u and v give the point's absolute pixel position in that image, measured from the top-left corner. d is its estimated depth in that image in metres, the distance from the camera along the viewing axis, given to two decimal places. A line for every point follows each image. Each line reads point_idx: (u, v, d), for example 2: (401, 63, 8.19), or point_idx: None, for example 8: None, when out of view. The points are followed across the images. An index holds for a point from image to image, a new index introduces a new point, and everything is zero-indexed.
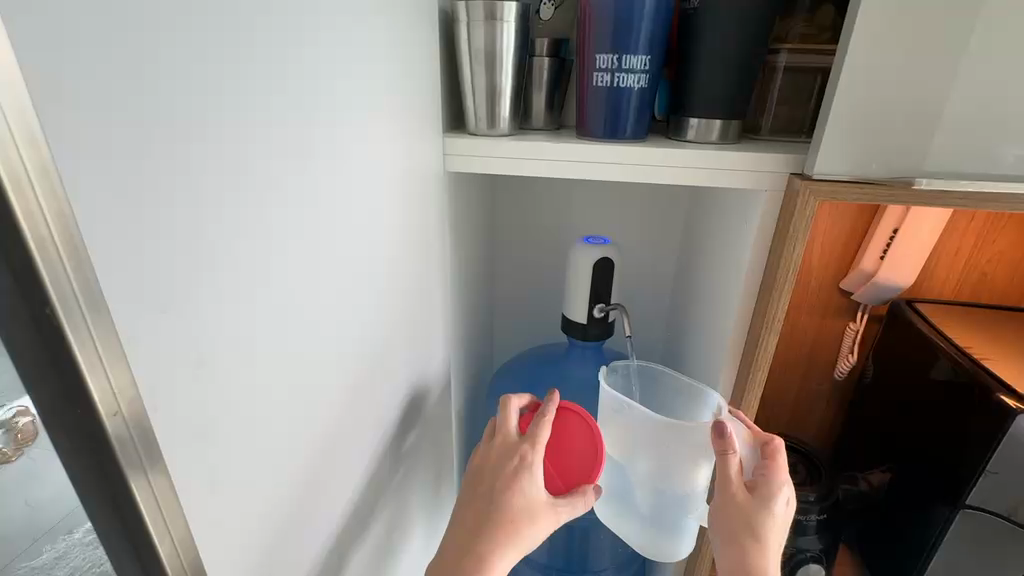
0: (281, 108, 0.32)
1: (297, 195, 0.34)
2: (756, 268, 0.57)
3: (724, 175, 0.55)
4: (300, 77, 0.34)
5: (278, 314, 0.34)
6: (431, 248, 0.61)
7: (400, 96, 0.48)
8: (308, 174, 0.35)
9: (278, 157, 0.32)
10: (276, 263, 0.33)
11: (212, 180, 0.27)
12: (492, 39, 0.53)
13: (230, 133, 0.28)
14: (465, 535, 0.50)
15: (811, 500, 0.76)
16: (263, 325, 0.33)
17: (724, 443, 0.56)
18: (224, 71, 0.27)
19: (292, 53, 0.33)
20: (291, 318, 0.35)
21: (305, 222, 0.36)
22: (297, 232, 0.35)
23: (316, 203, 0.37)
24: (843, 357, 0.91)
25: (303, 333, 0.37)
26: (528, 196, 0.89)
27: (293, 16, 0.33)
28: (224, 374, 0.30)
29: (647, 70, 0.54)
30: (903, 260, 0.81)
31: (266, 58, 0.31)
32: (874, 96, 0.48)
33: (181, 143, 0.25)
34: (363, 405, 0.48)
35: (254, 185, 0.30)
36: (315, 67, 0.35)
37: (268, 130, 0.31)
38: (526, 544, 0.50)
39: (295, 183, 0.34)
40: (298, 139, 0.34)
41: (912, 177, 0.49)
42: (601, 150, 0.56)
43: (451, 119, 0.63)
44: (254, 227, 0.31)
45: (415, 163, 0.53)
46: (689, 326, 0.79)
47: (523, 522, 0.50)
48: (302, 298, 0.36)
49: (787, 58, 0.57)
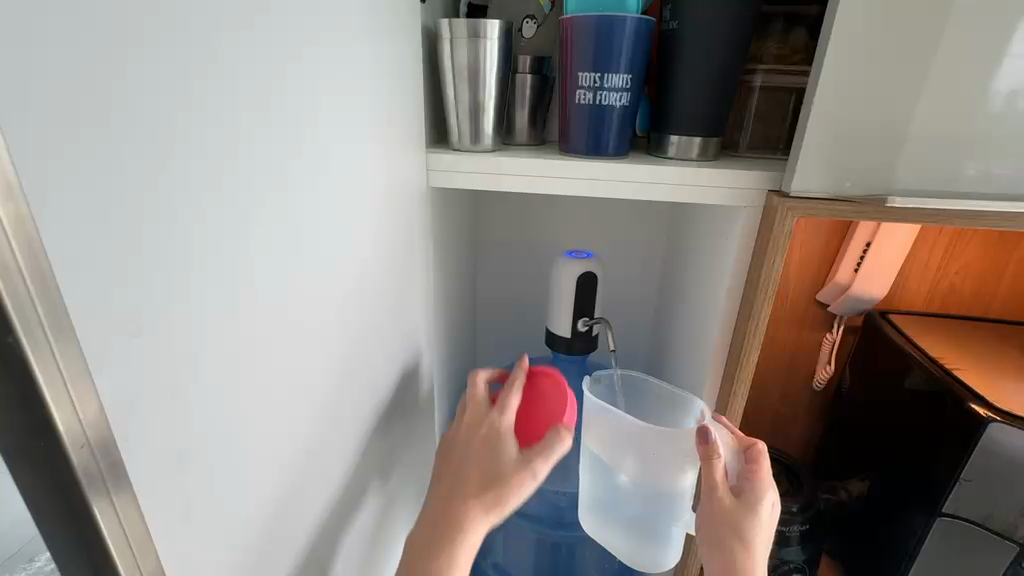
0: (253, 124, 0.31)
1: (270, 211, 0.33)
2: (737, 281, 0.58)
3: (705, 192, 0.56)
4: (276, 92, 0.33)
5: (251, 335, 0.33)
6: (413, 263, 0.60)
7: (382, 110, 0.48)
8: (280, 189, 0.34)
9: (251, 173, 0.31)
10: (248, 280, 0.32)
11: (189, 196, 0.27)
12: (475, 55, 0.53)
13: (206, 150, 0.28)
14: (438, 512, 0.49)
15: (794, 511, 0.77)
16: (234, 347, 0.31)
17: (709, 448, 0.56)
18: (198, 86, 0.27)
19: (267, 66, 0.32)
20: (263, 338, 0.34)
21: (278, 238, 0.34)
22: (270, 248, 0.34)
23: (290, 215, 0.36)
24: (822, 368, 0.93)
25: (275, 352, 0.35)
26: (511, 211, 0.89)
27: (270, 31, 0.32)
28: (192, 397, 0.28)
29: (628, 89, 0.54)
30: (877, 273, 0.83)
31: (241, 74, 0.30)
32: (847, 115, 0.49)
33: (156, 164, 0.25)
34: (340, 424, 0.47)
35: (227, 203, 0.29)
36: (291, 83, 0.35)
37: (242, 145, 0.30)
38: (504, 502, 0.48)
39: (268, 198, 0.33)
40: (271, 155, 0.33)
41: (886, 196, 0.51)
42: (585, 167, 0.56)
43: (435, 135, 0.63)
44: (227, 245, 0.30)
45: (397, 178, 0.52)
46: (672, 339, 0.80)
47: (496, 486, 0.49)
48: (274, 317, 0.35)
49: (763, 78, 0.59)
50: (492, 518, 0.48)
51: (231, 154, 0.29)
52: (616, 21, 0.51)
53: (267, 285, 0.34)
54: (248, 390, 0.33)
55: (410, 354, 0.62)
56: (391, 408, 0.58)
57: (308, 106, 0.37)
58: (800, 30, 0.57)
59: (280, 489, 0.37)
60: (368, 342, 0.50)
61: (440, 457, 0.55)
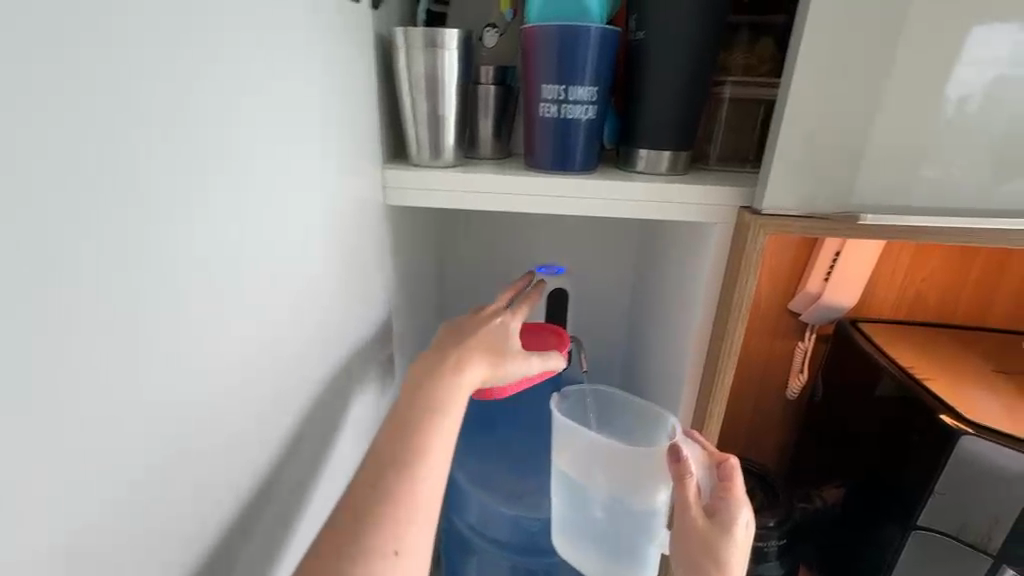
0: (168, 148, 0.27)
1: (192, 246, 0.30)
2: (711, 299, 0.57)
3: (676, 208, 0.54)
4: (198, 112, 0.29)
5: (167, 388, 0.29)
6: (371, 286, 0.56)
7: (330, 124, 0.45)
8: (203, 220, 0.30)
9: (164, 204, 0.27)
10: (162, 326, 0.28)
11: (81, 237, 0.23)
12: (433, 65, 0.50)
13: (102, 182, 0.24)
14: (377, 451, 0.43)
15: (771, 525, 0.77)
16: (147, 405, 0.27)
17: (681, 467, 0.53)
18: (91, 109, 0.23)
19: (185, 83, 0.28)
20: (186, 389, 0.30)
21: (203, 275, 0.31)
22: (193, 286, 0.30)
23: (216, 247, 0.32)
24: (794, 377, 0.93)
25: (203, 402, 0.31)
26: (479, 223, 0.86)
27: (189, 43, 0.28)
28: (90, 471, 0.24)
29: (595, 101, 0.52)
30: (847, 283, 0.83)
31: (150, 93, 0.26)
32: (817, 130, 0.48)
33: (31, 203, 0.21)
34: (286, 470, 0.42)
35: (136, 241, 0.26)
36: (216, 100, 0.31)
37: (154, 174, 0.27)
38: (450, 413, 0.47)
39: (189, 231, 0.29)
40: (193, 183, 0.29)
41: (858, 212, 0.50)
42: (551, 183, 0.54)
43: (393, 148, 0.59)
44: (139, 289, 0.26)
45: (349, 197, 0.49)
46: (646, 354, 0.78)
47: (440, 402, 0.47)
48: (200, 362, 0.31)
49: (731, 90, 0.57)
50: (437, 426, 0.46)
51: (139, 185, 0.26)
52: (581, 30, 0.49)
53: (190, 329, 0.30)
54: (166, 451, 0.29)
55: (369, 381, 0.58)
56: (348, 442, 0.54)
57: (238, 124, 0.33)
58: (767, 41, 0.56)
59: (212, 553, 0.33)
60: (318, 376, 0.46)
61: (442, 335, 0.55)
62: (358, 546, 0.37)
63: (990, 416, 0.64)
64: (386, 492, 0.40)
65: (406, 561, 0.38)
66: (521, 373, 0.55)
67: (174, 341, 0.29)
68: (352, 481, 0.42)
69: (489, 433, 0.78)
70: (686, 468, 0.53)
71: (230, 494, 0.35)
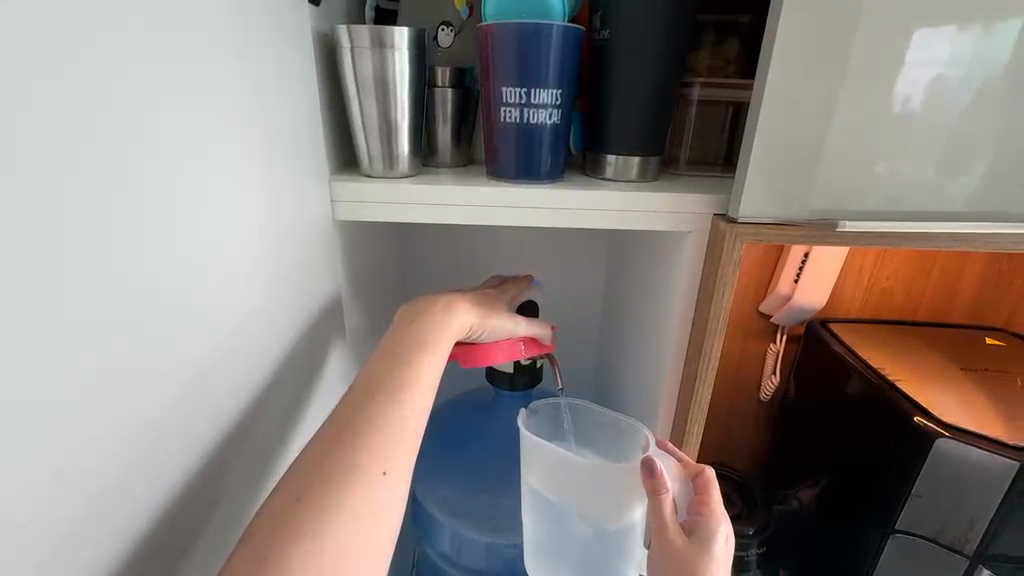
0: (44, 168, 0.22)
1: (82, 285, 0.25)
2: (686, 310, 0.54)
3: (648, 217, 0.51)
4: (80, 127, 0.24)
5: (50, 464, 0.23)
6: (322, 308, 0.51)
7: (266, 133, 0.40)
8: (97, 253, 0.25)
9: (37, 237, 0.22)
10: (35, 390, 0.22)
11: None
12: (382, 67, 0.46)
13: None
14: (369, 376, 0.44)
15: (750, 534, 0.75)
16: (18, 489, 0.22)
17: (655, 482, 0.51)
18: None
19: (64, 88, 0.23)
20: (80, 459, 0.25)
21: (101, 320, 0.26)
22: (84, 336, 0.25)
23: (123, 285, 0.27)
24: (767, 379, 0.92)
25: (104, 471, 0.26)
26: (441, 233, 0.82)
27: (68, 41, 0.23)
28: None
29: (559, 105, 0.49)
30: (816, 284, 0.83)
31: (8, 103, 0.21)
32: (791, 134, 0.46)
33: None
34: (225, 526, 0.37)
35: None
36: (111, 109, 0.26)
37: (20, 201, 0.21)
38: (439, 346, 0.48)
39: (77, 270, 0.24)
40: (82, 209, 0.24)
41: (836, 220, 0.48)
42: (517, 193, 0.50)
43: (343, 157, 0.55)
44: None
45: (292, 212, 0.44)
46: (620, 364, 0.76)
47: (429, 336, 0.48)
48: (100, 423, 0.26)
49: (700, 92, 0.55)
50: (428, 358, 0.46)
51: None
52: (541, 30, 0.46)
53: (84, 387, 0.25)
54: (52, 538, 0.24)
55: (325, 411, 0.54)
56: None
57: (144, 141, 0.28)
58: (734, 41, 0.54)
59: None
60: (263, 414, 0.41)
61: (408, 307, 0.52)
62: (349, 455, 0.37)
63: (961, 418, 0.64)
64: (379, 409, 0.40)
65: (395, 479, 0.38)
66: (506, 330, 0.57)
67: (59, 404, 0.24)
68: (342, 403, 0.41)
69: (459, 454, 0.74)
70: (660, 482, 0.50)
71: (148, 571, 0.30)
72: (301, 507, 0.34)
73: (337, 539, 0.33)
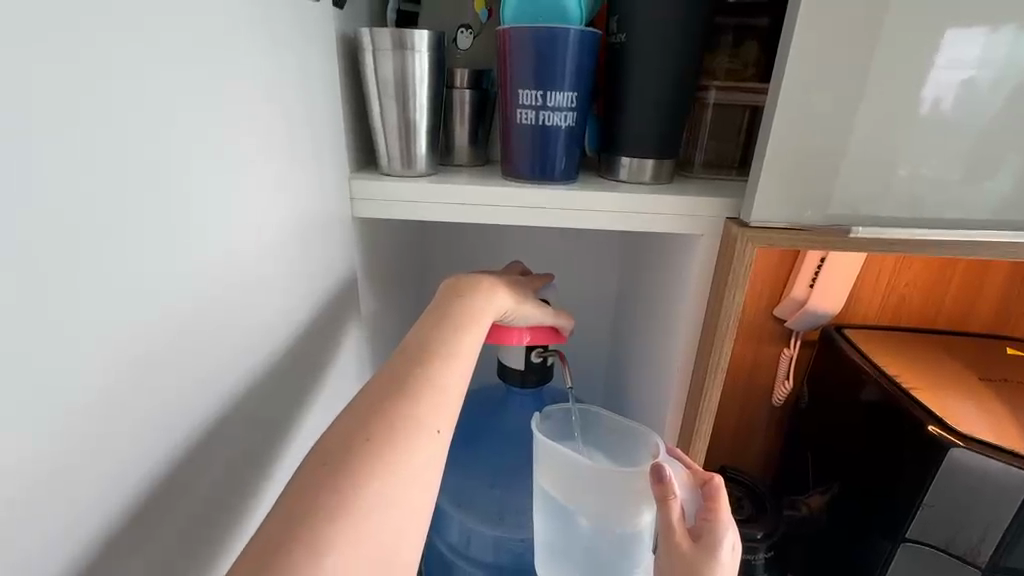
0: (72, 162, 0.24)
1: (102, 280, 0.26)
2: (697, 312, 0.55)
3: (660, 219, 0.52)
4: (105, 123, 0.26)
5: (74, 441, 0.25)
6: (339, 302, 0.53)
7: (288, 131, 0.41)
8: (119, 242, 0.27)
9: (60, 226, 0.24)
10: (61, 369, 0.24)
11: None
12: (402, 69, 0.47)
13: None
14: (420, 340, 0.45)
15: (757, 538, 0.75)
16: (41, 464, 0.23)
17: (664, 487, 0.51)
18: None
19: (91, 90, 0.25)
20: (99, 439, 0.26)
21: (121, 307, 0.27)
22: (106, 322, 0.26)
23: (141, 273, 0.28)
24: (780, 384, 0.92)
25: (130, 451, 0.28)
26: (456, 231, 0.83)
27: (96, 48, 0.25)
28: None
29: (575, 108, 0.50)
30: (832, 290, 0.82)
31: (35, 101, 0.22)
32: (805, 139, 0.46)
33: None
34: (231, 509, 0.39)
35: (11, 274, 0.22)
36: (135, 109, 0.27)
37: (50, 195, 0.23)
38: (480, 323, 0.49)
39: (98, 259, 0.26)
40: (107, 207, 0.26)
41: (849, 225, 0.48)
42: (531, 194, 0.51)
43: (362, 156, 0.56)
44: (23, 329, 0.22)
45: (311, 208, 0.46)
46: (631, 365, 0.76)
47: (473, 311, 0.49)
48: (119, 406, 0.27)
49: (716, 95, 0.55)
50: (471, 333, 0.47)
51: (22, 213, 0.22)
52: (558, 34, 0.46)
53: (106, 367, 0.27)
54: (82, 512, 0.25)
55: (340, 403, 0.55)
56: None
57: (165, 138, 0.30)
58: (751, 44, 0.54)
59: None
60: (281, 403, 0.43)
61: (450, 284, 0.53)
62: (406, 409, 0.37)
63: (978, 428, 0.64)
64: (431, 373, 0.41)
65: (446, 438, 0.38)
66: (534, 318, 0.58)
67: (84, 386, 0.25)
68: (395, 361, 0.43)
69: (470, 450, 0.75)
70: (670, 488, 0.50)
71: (172, 547, 0.31)
72: (368, 444, 0.34)
73: (395, 492, 0.33)
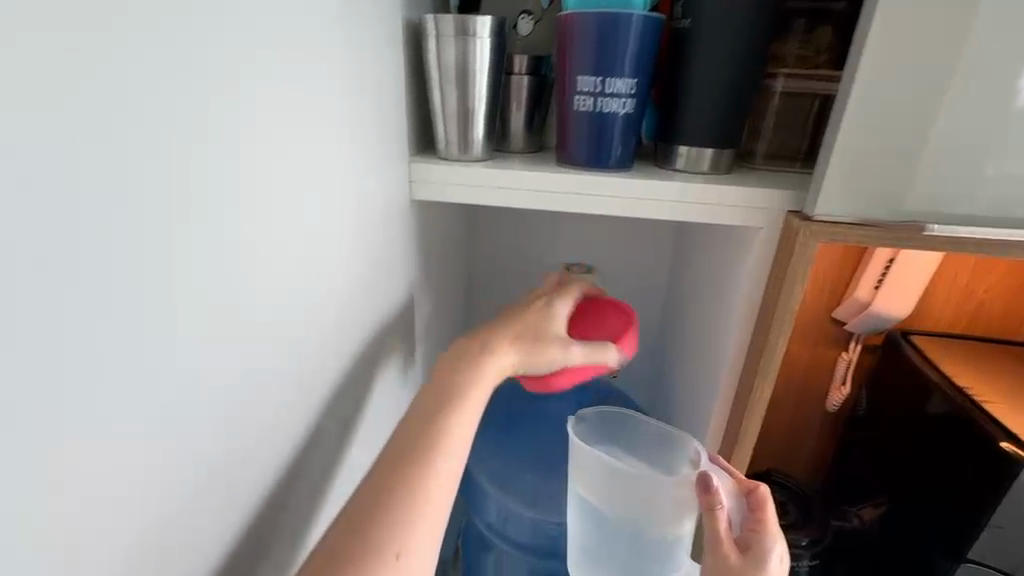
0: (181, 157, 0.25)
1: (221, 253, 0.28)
2: (750, 308, 0.53)
3: (717, 211, 0.51)
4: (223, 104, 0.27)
5: (192, 400, 0.27)
6: (397, 282, 0.55)
7: (361, 115, 0.43)
8: (227, 219, 0.28)
9: (192, 201, 0.26)
10: (170, 354, 0.25)
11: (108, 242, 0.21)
12: (463, 55, 0.48)
13: (100, 190, 0.21)
14: (404, 432, 0.41)
15: (803, 544, 0.73)
16: (170, 417, 0.26)
17: (711, 496, 0.49)
18: (89, 103, 0.20)
19: (211, 70, 0.26)
20: (212, 396, 0.29)
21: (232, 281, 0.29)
22: (221, 292, 0.28)
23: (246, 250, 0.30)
24: (835, 389, 0.88)
25: (232, 408, 0.30)
26: (504, 218, 0.84)
27: (218, 32, 0.27)
28: (85, 513, 0.22)
29: (634, 94, 0.49)
30: (899, 293, 0.78)
31: (175, 85, 0.24)
32: (879, 130, 0.43)
33: (0, 214, 0.18)
34: (316, 472, 0.42)
35: (140, 257, 0.23)
36: (237, 94, 0.28)
37: (162, 186, 0.24)
38: (499, 371, 0.48)
39: (213, 234, 0.27)
40: (222, 186, 0.28)
41: (923, 222, 0.45)
42: (584, 182, 0.51)
43: (420, 141, 0.58)
44: (145, 310, 0.24)
45: (376, 189, 0.47)
46: (678, 360, 0.75)
47: (468, 386, 0.44)
48: (226, 371, 0.30)
49: (784, 83, 0.53)
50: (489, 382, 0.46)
51: (151, 191, 0.23)
52: (621, 18, 0.46)
53: (214, 341, 0.28)
54: (192, 460, 0.28)
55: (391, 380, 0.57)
56: (374, 442, 0.53)
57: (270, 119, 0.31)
58: (825, 29, 0.52)
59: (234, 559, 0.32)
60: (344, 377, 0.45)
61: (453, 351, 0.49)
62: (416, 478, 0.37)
63: None
64: (446, 432, 0.40)
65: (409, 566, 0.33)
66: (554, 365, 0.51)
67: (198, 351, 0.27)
68: (376, 461, 0.39)
69: (509, 433, 0.76)
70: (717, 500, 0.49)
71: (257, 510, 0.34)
72: None
73: None
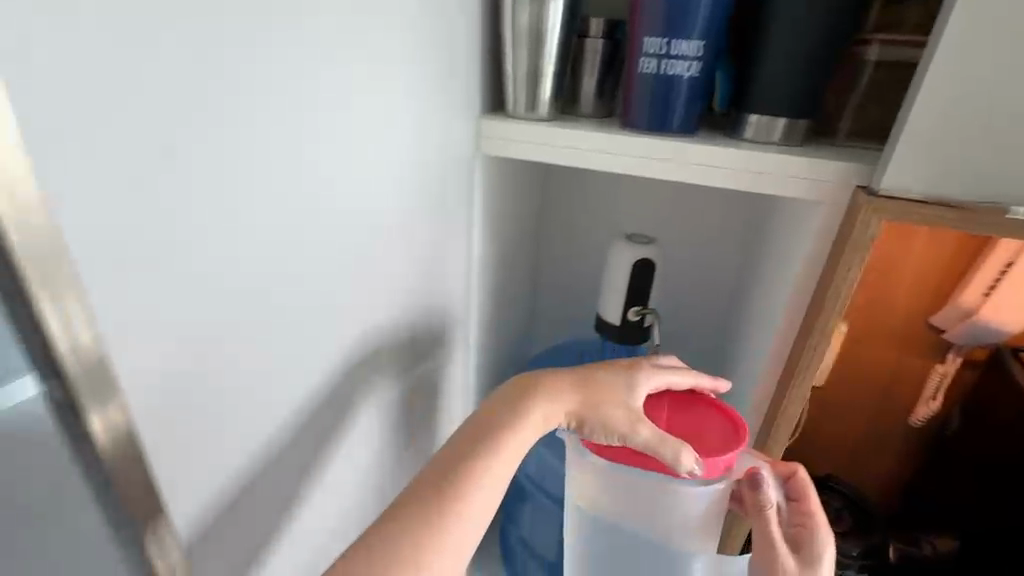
0: (249, 118, 0.30)
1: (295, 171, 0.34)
2: (807, 290, 0.51)
3: (779, 182, 0.49)
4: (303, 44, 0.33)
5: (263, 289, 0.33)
6: (464, 233, 0.59)
7: (434, 69, 0.47)
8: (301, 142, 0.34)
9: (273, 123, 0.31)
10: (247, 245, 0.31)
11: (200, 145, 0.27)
12: (538, 17, 0.51)
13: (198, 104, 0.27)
14: (437, 466, 0.40)
15: (852, 555, 0.69)
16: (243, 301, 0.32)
17: (760, 493, 0.47)
18: (191, 32, 0.26)
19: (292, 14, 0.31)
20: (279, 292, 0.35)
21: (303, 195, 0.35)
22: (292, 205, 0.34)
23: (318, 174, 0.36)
24: (924, 403, 0.80)
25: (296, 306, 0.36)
26: (577, 187, 0.86)
27: None
28: (171, 356, 0.28)
29: (701, 57, 0.48)
30: (1013, 301, 0.69)
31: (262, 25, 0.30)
32: (969, 100, 0.39)
33: (126, 110, 0.24)
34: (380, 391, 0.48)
35: (231, 163, 0.29)
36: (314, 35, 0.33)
37: (247, 108, 0.30)
38: (549, 422, 0.46)
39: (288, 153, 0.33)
40: (296, 116, 0.33)
41: (1009, 204, 0.40)
42: (643, 144, 0.52)
43: (494, 101, 0.61)
44: (228, 206, 0.30)
45: (448, 142, 0.52)
46: (737, 345, 0.73)
47: (509, 430, 0.43)
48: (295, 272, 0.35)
49: (879, 51, 0.48)
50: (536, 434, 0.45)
51: (240, 111, 0.29)
52: None
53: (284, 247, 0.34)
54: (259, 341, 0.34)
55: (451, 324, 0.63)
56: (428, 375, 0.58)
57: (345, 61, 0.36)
58: None
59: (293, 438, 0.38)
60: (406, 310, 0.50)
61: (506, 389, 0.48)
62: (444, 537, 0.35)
63: None
64: (485, 480, 0.39)
65: None
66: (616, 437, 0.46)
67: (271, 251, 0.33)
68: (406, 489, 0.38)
69: None
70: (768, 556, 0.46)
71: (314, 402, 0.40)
72: None
73: None
